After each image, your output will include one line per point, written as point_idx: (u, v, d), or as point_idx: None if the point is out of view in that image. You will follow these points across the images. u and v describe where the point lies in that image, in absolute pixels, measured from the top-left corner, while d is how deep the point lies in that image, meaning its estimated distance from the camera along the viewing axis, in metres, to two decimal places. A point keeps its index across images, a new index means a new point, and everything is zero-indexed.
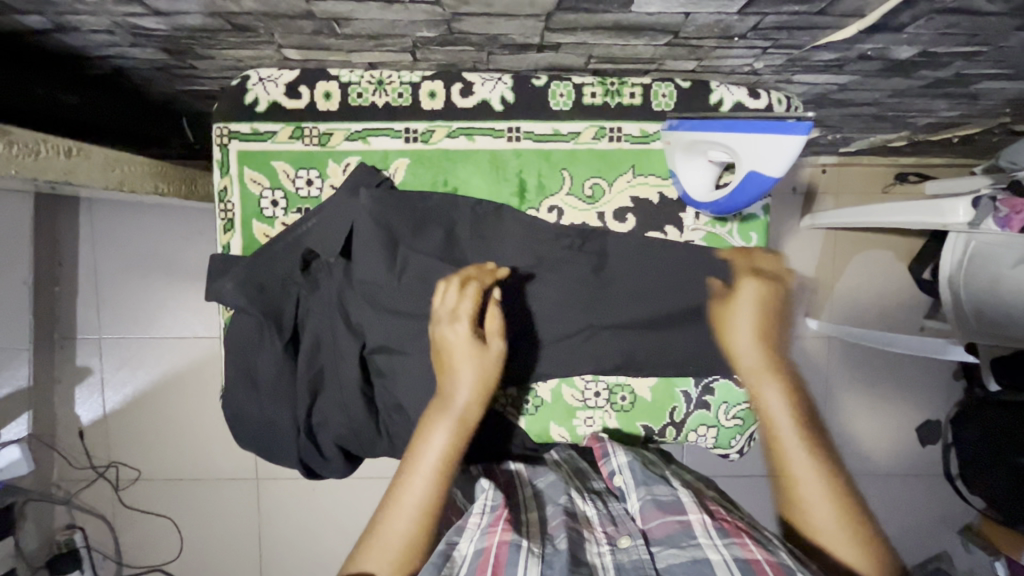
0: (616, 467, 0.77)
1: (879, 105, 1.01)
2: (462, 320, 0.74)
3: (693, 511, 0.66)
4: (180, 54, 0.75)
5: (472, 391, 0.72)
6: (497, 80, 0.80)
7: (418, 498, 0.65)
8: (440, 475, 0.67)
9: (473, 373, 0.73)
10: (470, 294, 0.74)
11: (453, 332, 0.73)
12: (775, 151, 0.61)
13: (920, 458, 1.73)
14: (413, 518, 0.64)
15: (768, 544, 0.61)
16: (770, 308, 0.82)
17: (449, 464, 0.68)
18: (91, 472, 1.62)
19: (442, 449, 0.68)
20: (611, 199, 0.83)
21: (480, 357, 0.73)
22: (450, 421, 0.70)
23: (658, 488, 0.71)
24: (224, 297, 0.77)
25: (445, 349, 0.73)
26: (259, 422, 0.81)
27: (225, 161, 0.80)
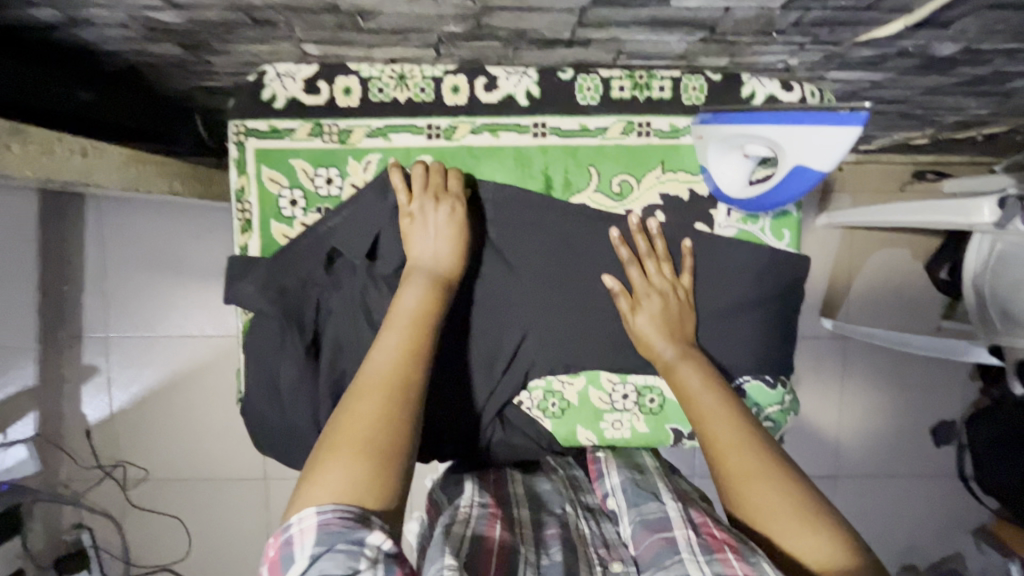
0: (610, 488, 0.78)
1: (910, 102, 0.99)
2: (441, 194, 0.74)
3: (679, 528, 0.64)
4: (195, 49, 0.72)
5: (446, 255, 0.71)
6: (522, 74, 0.78)
7: (396, 346, 0.60)
8: (417, 329, 0.62)
9: (447, 246, 0.71)
10: (454, 176, 0.76)
11: (431, 209, 0.72)
12: (827, 144, 0.59)
13: (932, 457, 1.71)
14: (392, 365, 0.59)
15: (752, 555, 0.56)
16: (671, 310, 0.77)
17: (426, 315, 0.64)
18: (98, 471, 1.60)
19: (415, 304, 0.64)
20: (639, 197, 0.81)
21: (456, 226, 0.72)
22: (424, 282, 0.67)
23: (648, 507, 0.70)
24: (243, 298, 0.75)
25: (419, 219, 0.72)
26: (276, 426, 0.79)
27: (242, 159, 0.78)
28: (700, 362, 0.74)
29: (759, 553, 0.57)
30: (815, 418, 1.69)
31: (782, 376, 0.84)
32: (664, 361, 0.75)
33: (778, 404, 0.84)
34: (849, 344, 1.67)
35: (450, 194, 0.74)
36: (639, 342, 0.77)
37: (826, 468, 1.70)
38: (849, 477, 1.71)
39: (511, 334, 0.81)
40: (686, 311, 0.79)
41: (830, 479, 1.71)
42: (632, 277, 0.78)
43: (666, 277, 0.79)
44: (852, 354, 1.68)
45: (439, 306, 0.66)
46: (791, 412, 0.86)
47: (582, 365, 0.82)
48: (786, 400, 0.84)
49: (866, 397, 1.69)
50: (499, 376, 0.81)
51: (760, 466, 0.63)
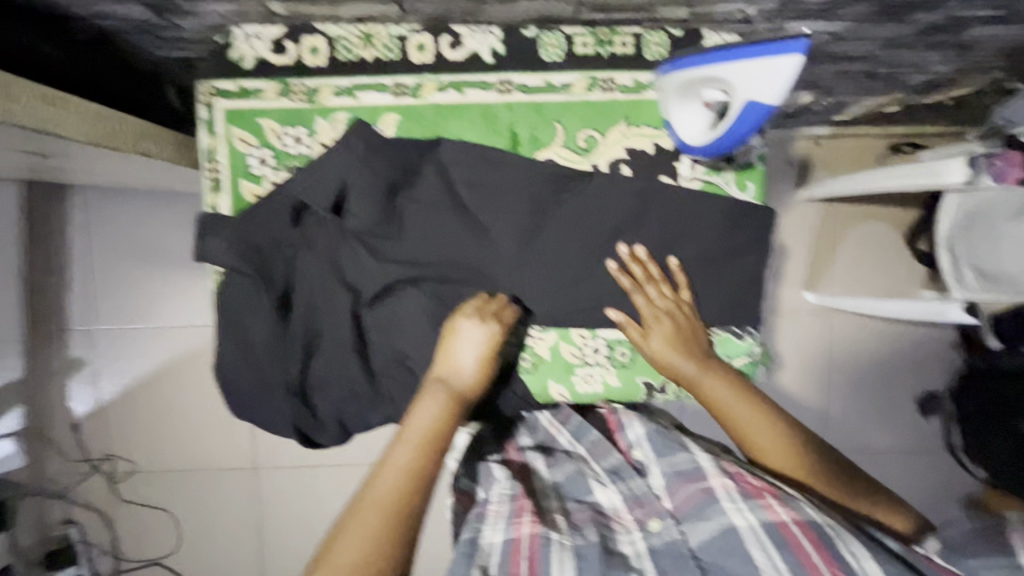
0: (634, 439, 0.76)
1: (874, 59, 1.01)
2: (488, 322, 0.77)
3: (714, 476, 0.66)
4: (163, 10, 0.73)
5: (469, 375, 0.75)
6: (487, 32, 0.78)
7: (405, 460, 0.65)
8: (428, 445, 0.67)
9: (478, 365, 0.75)
10: (505, 312, 0.79)
11: (475, 328, 0.76)
12: (769, 77, 0.59)
13: (920, 429, 1.72)
14: (400, 482, 0.64)
15: (793, 501, 0.61)
16: (679, 323, 0.79)
17: (441, 437, 0.68)
18: (85, 466, 1.59)
19: (433, 420, 0.69)
20: (605, 150, 0.81)
21: (485, 360, 0.76)
22: (441, 398, 0.71)
23: (679, 458, 0.70)
24: (215, 256, 0.75)
25: (456, 338, 0.76)
26: (253, 386, 0.79)
27: (211, 120, 0.78)
28: (720, 372, 0.77)
29: (798, 497, 0.62)
30: (803, 392, 1.70)
31: (751, 327, 0.85)
32: (687, 377, 0.77)
33: (748, 356, 0.85)
34: (834, 317, 1.68)
35: (495, 328, 0.76)
36: (656, 360, 0.79)
37: None
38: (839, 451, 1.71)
39: (479, 290, 0.81)
40: (694, 325, 0.81)
41: None
42: (638, 305, 0.80)
43: (668, 297, 0.80)
44: (838, 328, 1.69)
45: (453, 421, 0.70)
46: (762, 363, 0.87)
47: (557, 318, 0.82)
48: (757, 352, 0.86)
49: (852, 369, 1.70)
50: None
51: (795, 461, 0.71)
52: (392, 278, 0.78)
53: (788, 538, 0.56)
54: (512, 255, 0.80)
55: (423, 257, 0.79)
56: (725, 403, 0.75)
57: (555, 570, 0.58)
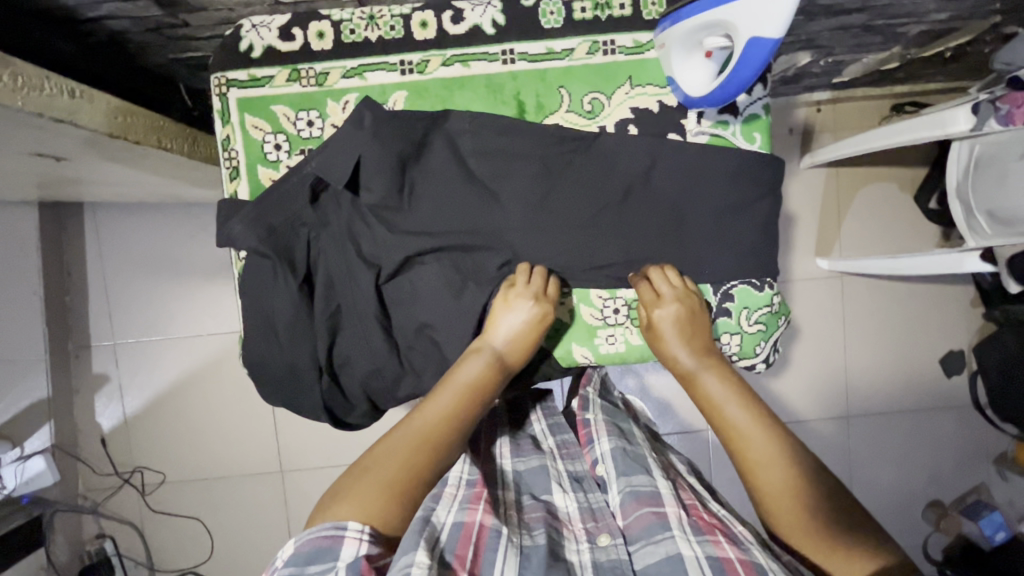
0: (599, 455, 0.82)
1: (870, 10, 1.02)
2: (541, 300, 0.78)
3: (670, 505, 0.68)
4: (172, 7, 0.76)
5: (513, 345, 0.78)
6: (486, 5, 0.80)
7: (444, 408, 0.71)
8: (466, 400, 0.72)
9: (523, 342, 0.78)
10: (554, 286, 0.80)
11: (522, 302, 0.77)
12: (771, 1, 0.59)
13: (945, 389, 1.70)
14: (435, 424, 0.69)
15: (742, 542, 0.63)
16: (690, 315, 0.79)
17: (479, 393, 0.74)
18: (116, 478, 1.61)
19: (474, 380, 0.74)
20: (611, 112, 0.82)
21: (530, 339, 0.78)
22: (488, 360, 0.76)
23: (637, 479, 0.74)
24: (236, 240, 0.77)
25: (502, 311, 0.78)
26: (281, 368, 0.81)
27: (226, 109, 0.80)
28: (721, 371, 0.77)
29: (748, 539, 0.64)
30: (822, 359, 1.69)
31: (769, 279, 0.85)
32: (684, 371, 0.79)
33: (768, 307, 0.85)
34: (848, 282, 1.68)
35: (546, 310, 0.78)
36: (658, 345, 0.81)
37: (838, 409, 1.69)
38: (863, 417, 1.70)
39: (496, 258, 0.82)
40: (701, 322, 0.81)
41: (845, 421, 1.70)
42: (643, 295, 0.81)
43: (678, 285, 0.81)
44: (852, 293, 1.68)
45: (490, 386, 0.75)
46: (781, 315, 0.87)
47: (575, 280, 0.83)
48: (775, 303, 0.86)
49: (869, 333, 1.69)
50: (490, 286, 0.81)
51: (780, 475, 0.66)
52: (410, 250, 0.79)
53: (728, 571, 0.58)
54: (526, 221, 0.81)
55: (441, 228, 0.80)
56: (719, 401, 0.74)
57: (500, 568, 0.58)
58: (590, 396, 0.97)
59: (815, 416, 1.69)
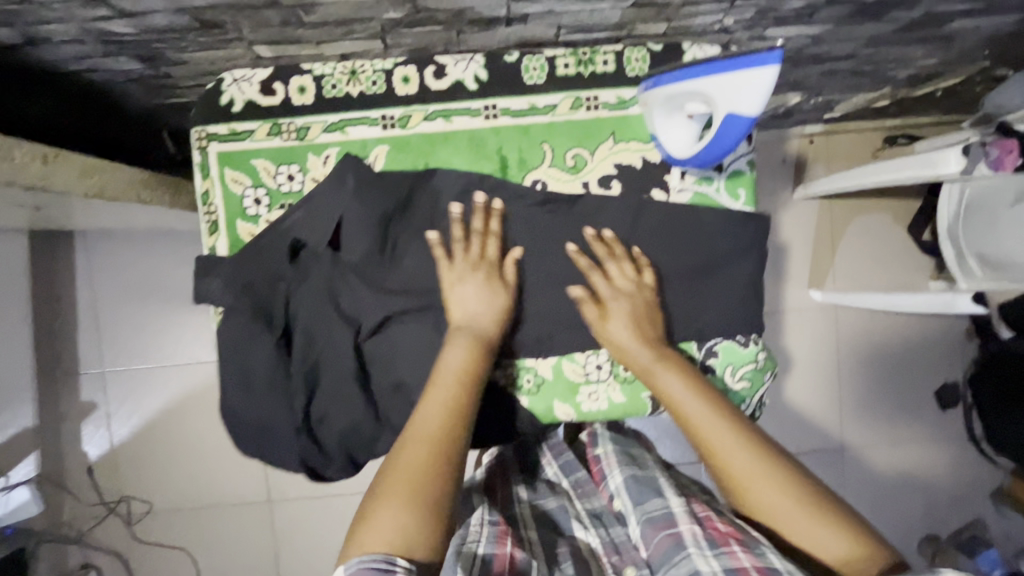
0: (615, 488, 0.84)
1: (858, 57, 1.01)
2: (478, 265, 0.77)
3: (684, 523, 0.71)
4: (153, 61, 0.77)
5: (484, 318, 0.76)
6: (469, 60, 0.80)
7: (441, 404, 0.69)
8: (459, 387, 0.70)
9: (489, 311, 0.76)
10: (493, 246, 0.78)
11: (467, 276, 0.77)
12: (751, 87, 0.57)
13: (939, 422, 1.69)
14: (436, 421, 0.68)
15: (758, 544, 0.64)
16: (640, 311, 0.78)
17: (471, 378, 0.71)
18: (101, 508, 1.59)
19: (461, 367, 0.72)
20: (594, 168, 0.82)
21: (499, 311, 0.77)
22: (468, 342, 0.74)
23: (651, 506, 0.77)
24: (214, 297, 0.76)
25: (459, 285, 0.76)
26: (258, 424, 0.80)
27: (205, 164, 0.80)
28: (676, 363, 0.76)
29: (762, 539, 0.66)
30: (816, 391, 1.68)
31: (753, 334, 0.84)
32: (641, 365, 0.77)
33: (754, 363, 0.84)
34: (842, 314, 1.67)
35: (497, 277, 0.78)
36: (612, 346, 0.79)
37: (831, 441, 1.68)
38: (857, 449, 1.69)
39: None
40: (654, 310, 0.80)
41: (838, 453, 1.68)
42: (580, 266, 0.79)
43: (631, 278, 0.79)
44: (847, 324, 1.67)
45: (480, 366, 0.73)
46: (767, 371, 0.86)
47: (558, 334, 0.82)
48: (762, 359, 0.84)
49: (864, 365, 1.68)
50: None
51: (775, 481, 0.66)
52: (391, 309, 0.77)
53: None
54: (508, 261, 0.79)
55: (424, 285, 0.79)
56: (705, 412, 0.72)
57: None
58: (598, 430, 0.96)
59: (809, 447, 1.68)
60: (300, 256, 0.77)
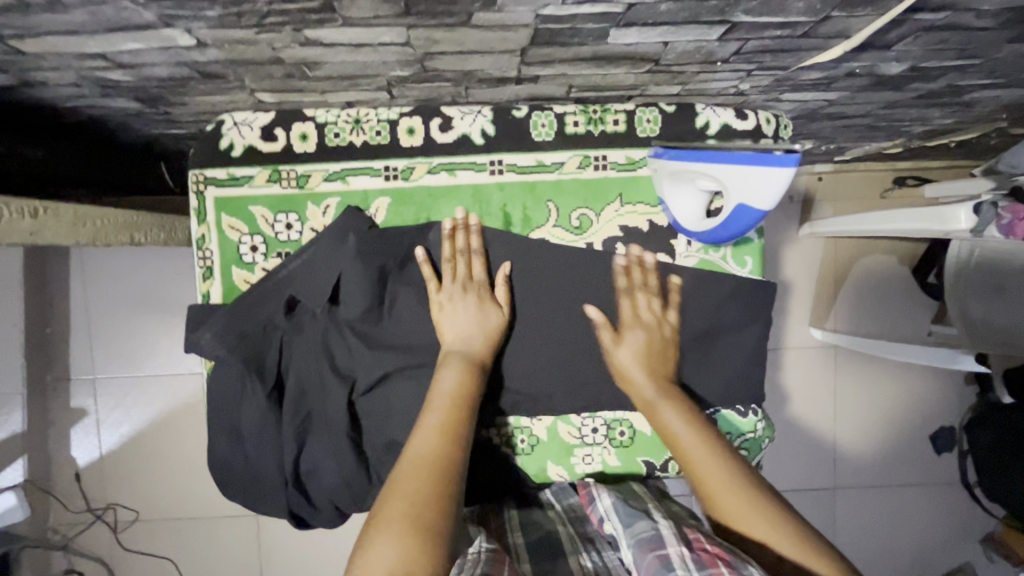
0: (604, 512, 0.74)
1: (875, 116, 0.99)
2: (468, 287, 0.75)
3: (671, 545, 0.61)
4: (152, 102, 0.74)
5: (478, 342, 0.74)
6: (477, 113, 0.78)
7: (436, 426, 0.64)
8: (456, 405, 0.67)
9: (479, 335, 0.74)
10: (479, 265, 0.77)
11: (459, 298, 0.75)
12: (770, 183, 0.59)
13: (932, 466, 1.68)
14: (434, 443, 0.63)
15: (747, 569, 0.55)
16: (654, 347, 0.77)
17: (465, 399, 0.68)
18: (88, 515, 1.56)
19: (455, 387, 0.69)
20: (599, 230, 0.80)
21: (489, 330, 0.75)
22: (461, 365, 0.71)
23: (639, 526, 0.67)
24: (205, 348, 0.74)
25: (449, 309, 0.74)
26: (246, 472, 0.78)
27: (202, 208, 0.78)
28: (682, 404, 0.72)
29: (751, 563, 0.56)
30: (812, 430, 1.67)
31: (753, 405, 0.83)
32: (644, 399, 0.73)
33: (751, 433, 0.83)
34: (841, 354, 1.65)
35: (487, 298, 0.76)
36: (620, 377, 0.76)
37: (825, 480, 1.67)
38: (849, 490, 1.68)
39: None
40: (669, 345, 0.78)
41: (831, 492, 1.67)
42: (618, 284, 0.79)
43: (655, 311, 0.78)
44: (846, 364, 1.66)
45: (476, 388, 0.70)
46: (766, 438, 0.84)
47: (558, 395, 0.80)
48: (760, 428, 0.83)
49: (861, 407, 1.67)
50: None
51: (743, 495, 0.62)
52: (388, 366, 0.76)
53: None
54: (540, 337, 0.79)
55: (420, 343, 0.77)
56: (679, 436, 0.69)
57: None
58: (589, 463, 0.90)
59: (802, 486, 1.66)
60: (296, 309, 0.76)
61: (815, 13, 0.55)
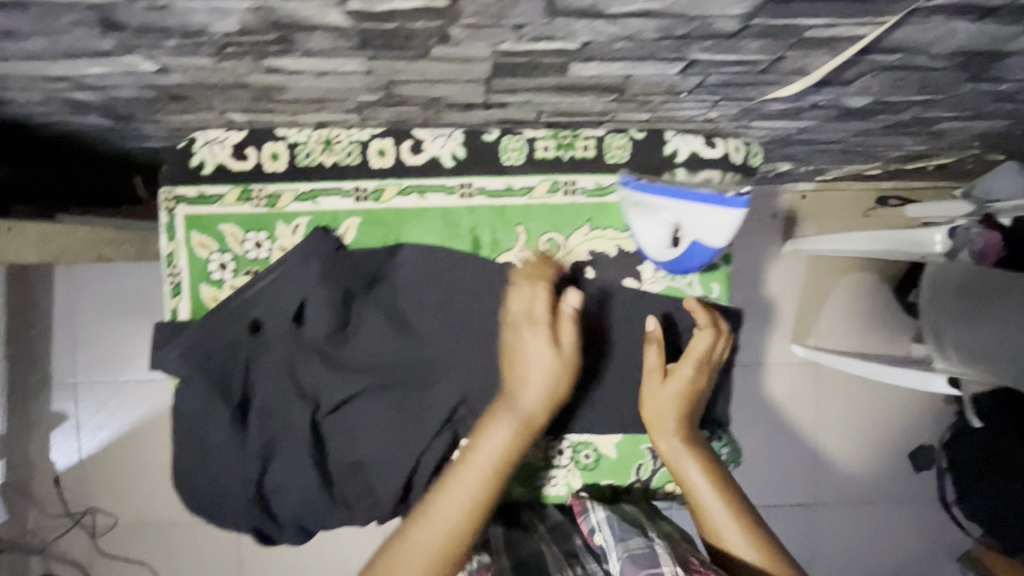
0: (595, 523, 0.74)
1: (850, 142, 1.00)
2: (535, 324, 0.70)
3: (667, 565, 0.61)
4: (123, 119, 0.75)
5: (538, 394, 0.68)
6: (447, 136, 0.79)
7: (465, 496, 0.63)
8: (495, 473, 0.64)
9: (542, 378, 0.68)
10: (540, 296, 0.72)
11: (531, 335, 0.70)
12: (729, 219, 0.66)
13: (911, 483, 1.69)
14: (460, 515, 0.62)
15: None
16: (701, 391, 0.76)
17: (507, 463, 0.65)
18: (67, 519, 1.54)
19: (500, 451, 0.65)
20: (567, 254, 0.81)
21: (557, 377, 0.69)
22: (513, 424, 0.66)
23: (633, 542, 0.67)
24: (170, 366, 0.74)
25: (526, 347, 0.69)
26: (211, 489, 0.78)
27: (172, 225, 0.78)
28: (703, 454, 0.72)
29: None
30: (793, 445, 1.67)
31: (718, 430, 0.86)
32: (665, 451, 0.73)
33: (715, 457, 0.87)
34: (823, 371, 1.66)
35: (557, 335, 0.70)
36: (648, 407, 0.75)
37: (806, 496, 1.67)
38: (829, 506, 1.68)
39: (446, 397, 0.78)
40: (707, 390, 0.77)
41: (812, 508, 1.67)
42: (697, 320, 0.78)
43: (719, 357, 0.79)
44: (827, 381, 1.66)
45: (520, 449, 0.66)
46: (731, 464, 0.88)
47: None
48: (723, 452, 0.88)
49: (842, 424, 1.67)
50: (432, 425, 0.77)
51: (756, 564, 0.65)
52: (352, 389, 0.76)
53: None
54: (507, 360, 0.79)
55: (385, 365, 0.78)
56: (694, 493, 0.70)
57: None
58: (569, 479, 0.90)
59: (783, 501, 1.66)
60: (261, 329, 0.76)
61: (770, 52, 0.55)
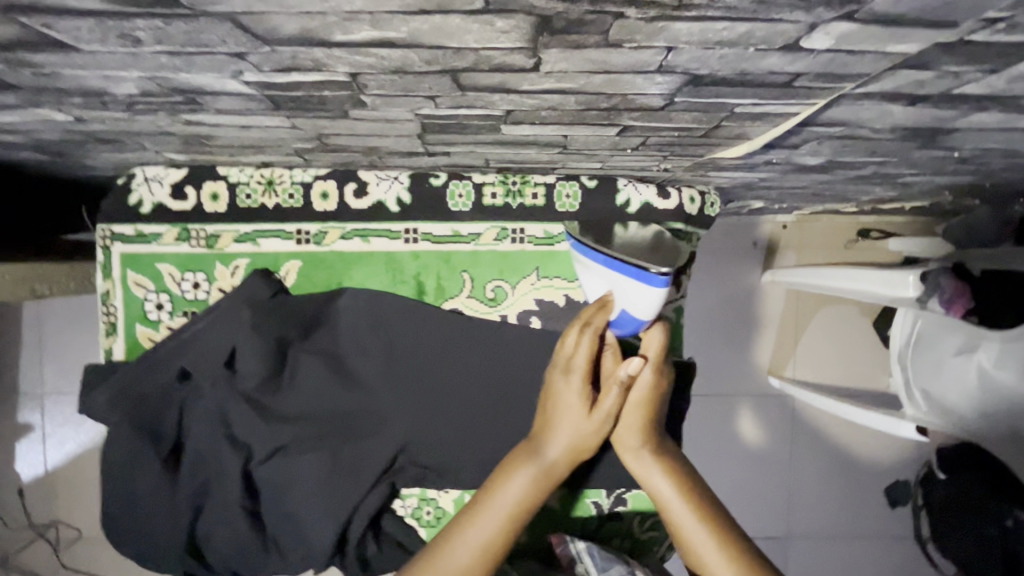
0: (576, 553, 0.80)
1: (818, 187, 0.97)
2: (570, 374, 0.69)
3: None
4: (60, 155, 0.73)
5: (563, 447, 0.68)
6: (393, 180, 0.77)
7: (478, 542, 0.62)
8: (514, 520, 0.64)
9: (569, 434, 0.68)
10: (576, 342, 0.69)
11: (565, 386, 0.69)
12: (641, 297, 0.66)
13: (884, 519, 1.67)
14: (471, 559, 0.61)
15: None
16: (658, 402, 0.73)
17: (526, 511, 0.65)
18: (30, 533, 1.49)
19: (519, 499, 0.65)
20: (514, 302, 0.80)
21: (589, 435, 0.69)
22: (533, 472, 0.66)
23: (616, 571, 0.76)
24: (100, 410, 0.72)
25: (563, 401, 0.69)
26: (142, 534, 0.76)
27: (107, 264, 0.77)
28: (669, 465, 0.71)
29: None
30: (768, 478, 1.64)
31: None
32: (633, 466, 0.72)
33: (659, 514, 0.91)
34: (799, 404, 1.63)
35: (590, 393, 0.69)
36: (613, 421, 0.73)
37: (779, 528, 1.64)
38: (801, 539, 1.66)
39: (385, 448, 0.76)
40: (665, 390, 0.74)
41: (784, 541, 1.65)
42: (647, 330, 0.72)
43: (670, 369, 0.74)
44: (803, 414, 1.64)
45: (541, 498, 0.66)
46: None
47: (464, 470, 0.77)
48: None
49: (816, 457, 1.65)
50: (368, 476, 0.75)
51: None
52: (282, 440, 0.74)
53: None
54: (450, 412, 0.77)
55: (321, 414, 0.76)
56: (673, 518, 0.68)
57: None
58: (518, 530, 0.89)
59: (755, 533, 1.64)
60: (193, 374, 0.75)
61: (705, 122, 0.53)
